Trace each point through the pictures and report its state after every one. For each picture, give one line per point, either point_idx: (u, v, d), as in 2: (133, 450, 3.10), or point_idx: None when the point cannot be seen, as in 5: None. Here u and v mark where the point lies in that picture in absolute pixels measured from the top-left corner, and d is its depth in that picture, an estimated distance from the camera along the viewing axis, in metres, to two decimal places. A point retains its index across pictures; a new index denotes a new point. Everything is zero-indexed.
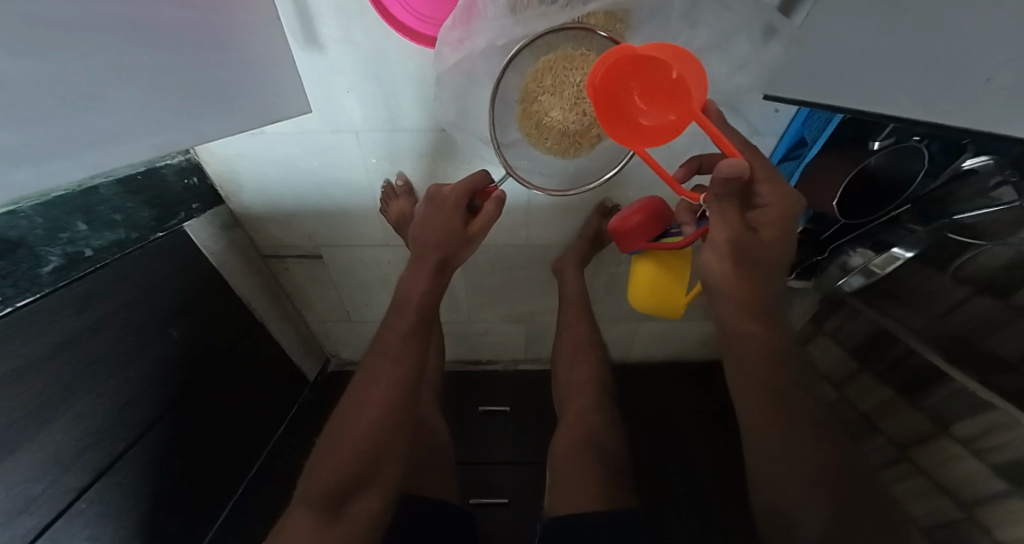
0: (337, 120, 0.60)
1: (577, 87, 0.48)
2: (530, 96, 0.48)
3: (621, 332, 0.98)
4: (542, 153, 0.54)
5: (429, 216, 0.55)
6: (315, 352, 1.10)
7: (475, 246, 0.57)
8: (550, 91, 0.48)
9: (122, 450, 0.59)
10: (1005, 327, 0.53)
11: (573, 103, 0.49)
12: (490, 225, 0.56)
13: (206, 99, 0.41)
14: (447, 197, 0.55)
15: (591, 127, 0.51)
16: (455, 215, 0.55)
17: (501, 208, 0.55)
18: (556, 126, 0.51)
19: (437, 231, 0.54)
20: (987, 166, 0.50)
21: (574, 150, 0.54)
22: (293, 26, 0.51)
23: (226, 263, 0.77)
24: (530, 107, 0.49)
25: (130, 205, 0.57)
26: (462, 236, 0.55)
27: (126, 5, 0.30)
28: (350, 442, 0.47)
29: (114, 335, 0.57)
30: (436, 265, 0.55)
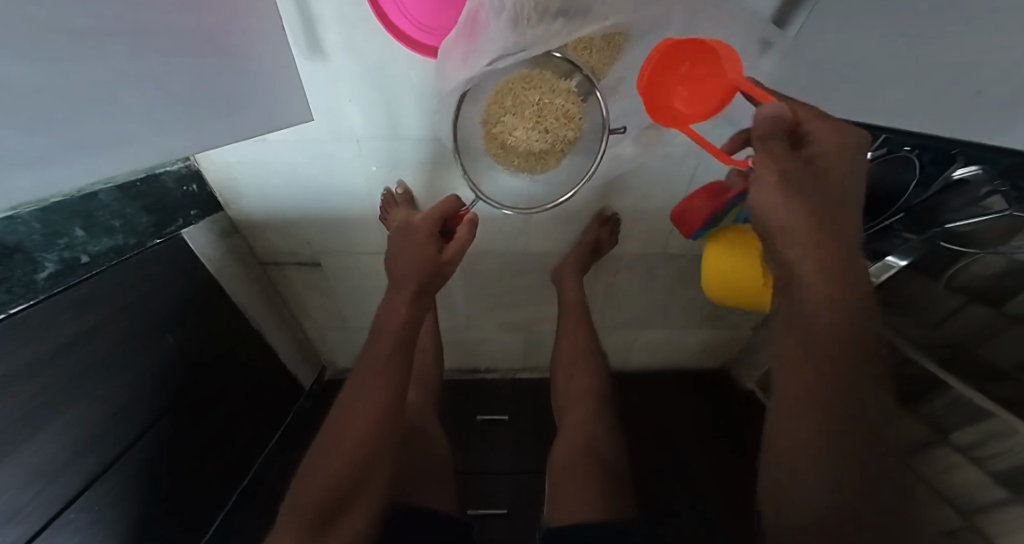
0: (338, 128, 0.61)
1: (536, 105, 0.51)
2: (492, 117, 0.52)
3: (619, 340, 0.98)
4: (511, 171, 0.57)
5: (402, 244, 0.54)
6: (311, 361, 1.09)
7: (450, 273, 0.55)
8: (511, 111, 0.52)
9: (113, 459, 0.58)
10: (1002, 334, 0.55)
11: (535, 121, 0.52)
12: (465, 250, 0.54)
13: (209, 107, 0.41)
14: (419, 225, 0.54)
15: (554, 145, 0.54)
16: (427, 242, 0.53)
17: (474, 231, 0.54)
18: (519, 145, 0.54)
19: (409, 258, 0.53)
20: (978, 176, 0.51)
21: (542, 168, 0.57)
22: (298, 37, 0.52)
23: (224, 270, 0.77)
24: (493, 128, 0.53)
25: (129, 211, 0.57)
26: (436, 261, 0.53)
27: (131, 15, 0.30)
28: (343, 452, 0.47)
29: (109, 341, 0.56)
30: (416, 288, 0.52)
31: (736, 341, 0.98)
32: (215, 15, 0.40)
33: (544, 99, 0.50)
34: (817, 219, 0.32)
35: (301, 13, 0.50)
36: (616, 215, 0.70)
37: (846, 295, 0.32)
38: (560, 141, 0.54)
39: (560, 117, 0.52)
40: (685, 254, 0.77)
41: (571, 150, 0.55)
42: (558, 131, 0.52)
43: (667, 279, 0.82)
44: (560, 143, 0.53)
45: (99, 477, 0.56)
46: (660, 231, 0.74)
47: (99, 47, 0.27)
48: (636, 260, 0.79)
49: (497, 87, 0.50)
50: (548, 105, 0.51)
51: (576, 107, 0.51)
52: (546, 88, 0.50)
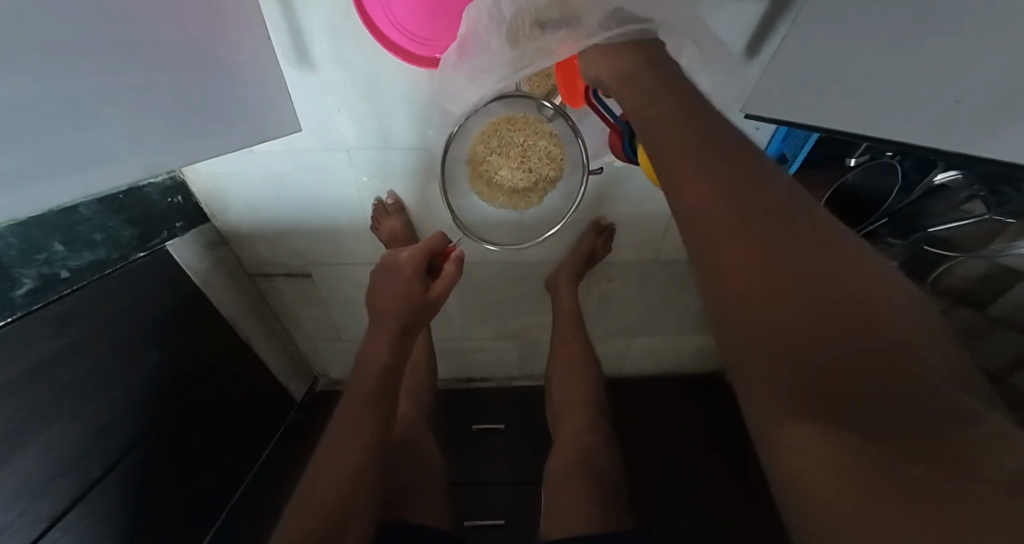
0: (329, 138, 0.60)
1: (521, 146, 0.60)
2: (479, 157, 0.61)
3: (613, 347, 0.98)
4: (496, 205, 0.65)
5: (386, 282, 0.54)
6: (303, 373, 1.08)
7: (437, 309, 0.55)
8: (498, 151, 0.60)
9: (96, 478, 0.56)
10: (988, 336, 0.58)
11: (520, 161, 0.61)
12: (451, 287, 0.55)
13: (198, 120, 0.41)
14: (404, 264, 0.54)
15: (537, 182, 0.63)
16: (412, 279, 0.53)
17: (460, 269, 0.55)
18: (504, 183, 0.63)
19: (392, 297, 0.52)
20: (957, 180, 0.52)
21: (525, 203, 0.65)
22: (284, 44, 0.52)
23: (212, 282, 0.75)
24: (480, 166, 0.62)
25: (112, 224, 0.56)
26: (422, 301, 0.53)
27: (116, 29, 0.30)
28: (333, 468, 0.45)
29: (93, 355, 0.55)
30: (400, 323, 0.52)
31: None
32: (204, 24, 0.40)
33: (528, 142, 0.60)
34: (671, 114, 0.34)
35: (289, 22, 0.50)
36: (612, 225, 0.72)
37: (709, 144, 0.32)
38: (541, 179, 0.63)
39: (541, 158, 0.61)
40: (677, 261, 0.78)
41: (551, 188, 0.64)
42: (540, 171, 0.62)
43: (660, 285, 0.83)
44: (543, 182, 0.63)
45: (82, 498, 0.54)
46: (653, 238, 0.74)
47: (76, 55, 0.27)
48: (630, 268, 0.80)
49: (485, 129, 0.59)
50: (532, 148, 0.60)
51: (556, 151, 0.61)
52: (530, 131, 0.59)
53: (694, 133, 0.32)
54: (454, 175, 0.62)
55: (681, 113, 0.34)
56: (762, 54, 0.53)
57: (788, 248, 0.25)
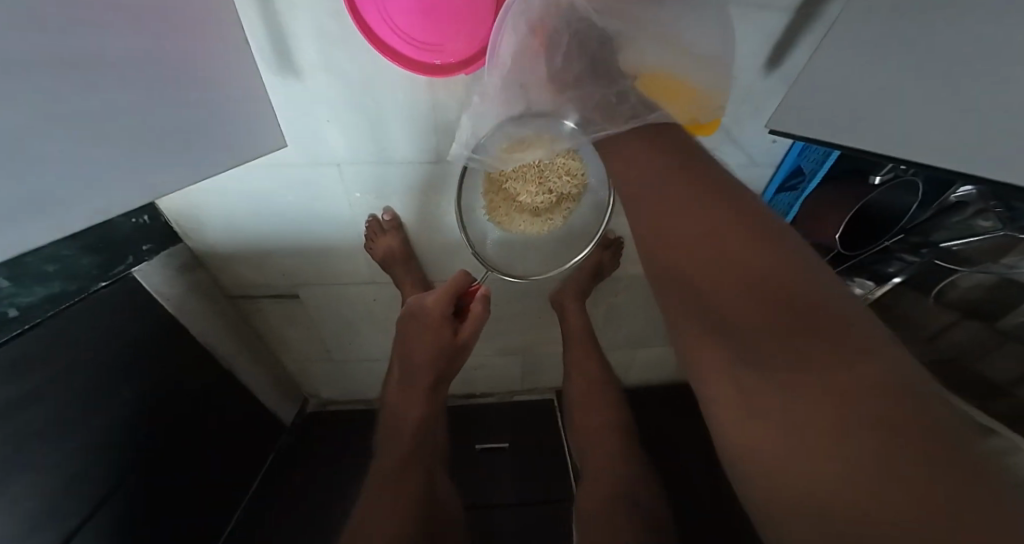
0: (317, 152, 0.55)
1: (536, 168, 0.55)
2: (494, 186, 0.57)
3: (618, 359, 0.96)
4: (520, 231, 0.62)
5: (414, 332, 0.50)
6: (291, 395, 1.01)
7: (467, 352, 0.52)
8: (513, 178, 0.56)
9: (65, 539, 0.50)
10: (994, 351, 0.55)
11: (539, 181, 0.57)
12: (480, 328, 0.51)
13: (167, 145, 0.35)
14: (431, 310, 0.49)
15: (560, 202, 0.59)
16: (441, 327, 0.49)
17: (488, 307, 0.50)
18: (525, 208, 0.59)
19: (424, 349, 0.50)
20: (973, 196, 0.53)
21: (548, 224, 0.61)
22: (264, 48, 0.46)
23: (186, 308, 0.68)
24: (496, 195, 0.58)
25: (67, 253, 0.48)
26: (452, 346, 0.50)
27: (68, 40, 0.24)
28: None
29: (57, 400, 0.48)
30: (433, 373, 0.52)
31: None
32: (174, 33, 0.34)
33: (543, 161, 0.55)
34: (667, 151, 0.36)
35: (269, 24, 0.44)
36: (620, 239, 0.70)
37: (673, 163, 0.35)
38: (564, 196, 0.58)
39: (561, 175, 0.56)
40: None
41: (575, 205, 0.60)
42: (562, 189, 0.57)
43: None
44: (567, 200, 0.59)
45: None
46: None
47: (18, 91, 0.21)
48: (637, 281, 0.78)
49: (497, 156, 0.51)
50: (547, 166, 0.55)
51: (574, 164, 0.56)
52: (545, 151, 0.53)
53: (695, 170, 0.34)
54: (471, 206, 0.59)
55: (674, 152, 0.36)
56: (782, 65, 0.51)
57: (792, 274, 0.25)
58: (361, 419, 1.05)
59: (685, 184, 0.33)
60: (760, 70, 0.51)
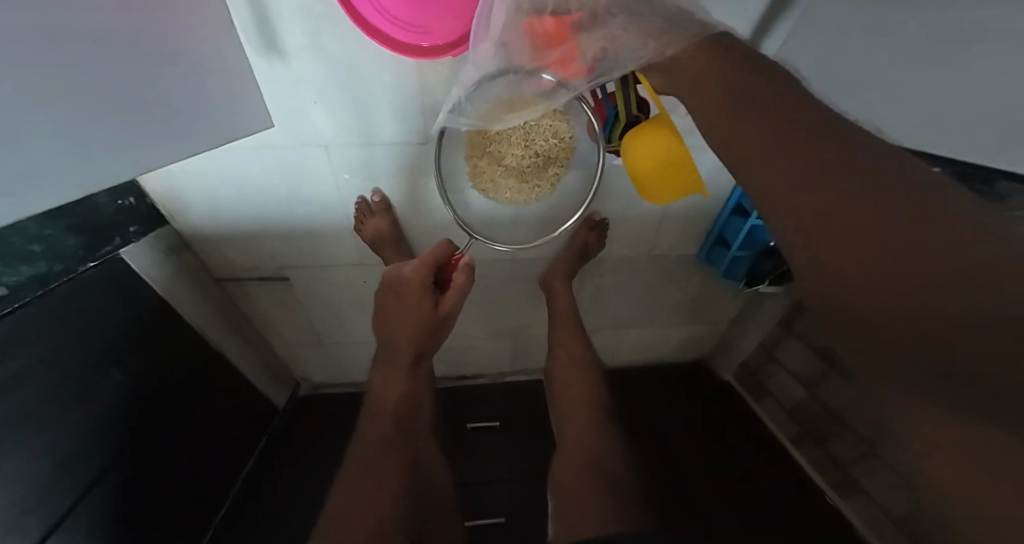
0: (303, 134, 0.55)
1: (523, 129, 0.53)
2: (478, 148, 0.55)
3: (605, 339, 0.99)
4: (505, 198, 0.61)
5: (395, 304, 0.48)
6: (284, 378, 1.02)
7: (451, 325, 0.49)
8: (498, 141, 0.54)
9: (58, 518, 0.51)
10: None
11: (526, 144, 0.54)
12: (463, 299, 0.47)
13: (146, 121, 0.35)
14: (410, 279, 0.47)
15: (547, 167, 0.57)
16: (421, 297, 0.46)
17: (472, 276, 0.46)
18: (511, 172, 0.57)
19: (404, 323, 0.48)
20: None
21: (535, 191, 0.60)
22: (249, 30, 0.45)
23: (174, 291, 0.68)
24: (480, 159, 0.56)
25: (52, 233, 0.47)
26: (433, 319, 0.47)
27: (61, 24, 0.25)
28: (335, 527, 0.39)
29: (49, 380, 0.49)
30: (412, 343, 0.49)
31: (713, 335, 1.02)
32: (161, 16, 0.34)
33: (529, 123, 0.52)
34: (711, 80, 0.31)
35: (252, 5, 0.43)
36: (606, 220, 0.71)
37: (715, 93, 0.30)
38: (551, 160, 0.56)
39: (548, 138, 0.53)
40: (668, 255, 0.79)
41: (563, 170, 0.57)
42: (549, 154, 0.55)
43: (652, 279, 0.83)
44: (554, 164, 0.56)
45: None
46: (647, 234, 0.75)
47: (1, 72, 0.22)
48: (622, 263, 0.80)
49: (484, 115, 0.48)
50: (534, 128, 0.53)
51: (562, 125, 0.52)
52: None
53: (748, 93, 0.29)
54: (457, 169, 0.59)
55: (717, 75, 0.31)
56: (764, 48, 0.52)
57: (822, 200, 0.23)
58: (354, 401, 1.07)
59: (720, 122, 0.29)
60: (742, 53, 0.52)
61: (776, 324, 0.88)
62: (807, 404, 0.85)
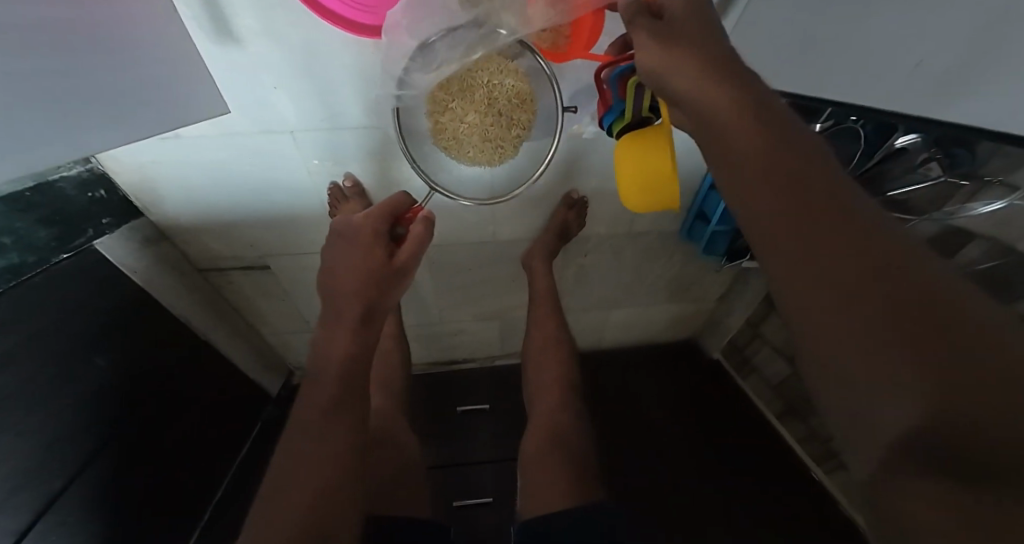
0: (267, 120, 0.54)
1: (487, 87, 0.48)
2: (440, 104, 0.49)
3: (591, 320, 0.99)
4: (466, 161, 0.54)
5: (343, 251, 0.47)
6: (275, 367, 1.04)
7: (405, 280, 0.48)
8: (460, 96, 0.48)
9: (48, 503, 0.52)
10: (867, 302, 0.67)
11: (486, 106, 0.50)
12: (419, 253, 0.48)
13: (82, 100, 0.35)
14: (362, 226, 0.47)
15: (509, 128, 0.51)
16: (374, 244, 0.47)
17: (429, 229, 0.48)
18: (474, 130, 0.51)
19: (351, 273, 0.45)
20: (917, 144, 0.47)
21: (499, 155, 0.53)
22: (198, 18, 0.44)
23: (155, 281, 0.70)
24: (441, 116, 0.49)
25: (22, 225, 0.48)
26: (387, 269, 0.46)
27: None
28: (281, 512, 0.37)
29: (30, 367, 0.50)
30: (371, 327, 0.45)
31: (701, 313, 1.01)
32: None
33: (493, 80, 0.48)
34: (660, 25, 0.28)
35: None
36: (584, 198, 0.70)
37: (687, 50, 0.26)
38: (513, 123, 0.51)
39: (510, 99, 0.49)
40: (649, 233, 0.78)
41: (526, 132, 0.52)
42: (512, 114, 0.50)
43: (633, 257, 0.83)
44: (517, 127, 0.51)
45: (35, 526, 0.51)
46: (625, 211, 0.74)
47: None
48: (603, 242, 0.79)
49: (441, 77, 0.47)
50: (497, 86, 0.48)
51: (524, 86, 0.49)
52: (495, 68, 0.47)
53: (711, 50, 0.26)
54: (416, 131, 0.51)
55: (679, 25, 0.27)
56: None
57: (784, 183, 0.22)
58: None
59: (671, 81, 0.27)
60: None
61: (762, 300, 0.87)
62: (793, 379, 0.84)
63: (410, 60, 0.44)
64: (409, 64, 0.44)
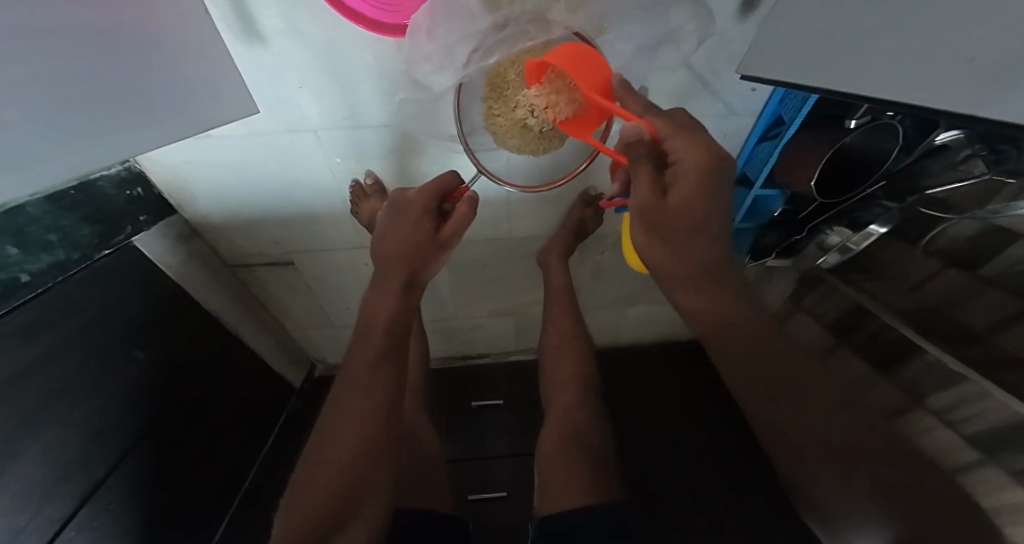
0: (292, 119, 0.56)
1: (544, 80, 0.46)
2: (496, 90, 0.47)
3: (606, 318, 0.99)
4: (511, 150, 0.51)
5: (393, 223, 0.48)
6: (297, 360, 1.08)
7: (449, 254, 0.49)
8: (516, 85, 0.46)
9: (92, 487, 0.55)
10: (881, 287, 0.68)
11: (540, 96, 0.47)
12: (463, 231, 0.48)
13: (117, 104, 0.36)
14: (414, 200, 0.48)
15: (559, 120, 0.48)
16: (422, 220, 0.47)
17: (474, 209, 0.47)
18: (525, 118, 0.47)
19: (400, 243, 0.47)
20: (959, 140, 0.47)
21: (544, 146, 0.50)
22: (227, 18, 0.45)
23: (188, 277, 0.73)
24: (495, 102, 0.47)
25: (67, 223, 0.50)
26: (431, 244, 0.47)
27: (31, 8, 0.26)
28: (299, 511, 0.37)
29: (71, 360, 0.52)
30: (392, 329, 0.46)
31: None
32: None
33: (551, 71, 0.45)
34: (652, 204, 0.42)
35: None
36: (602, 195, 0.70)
37: (654, 216, 0.42)
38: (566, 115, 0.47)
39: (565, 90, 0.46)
40: None
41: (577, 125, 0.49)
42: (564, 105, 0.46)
43: None
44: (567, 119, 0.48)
45: (79, 512, 0.53)
46: None
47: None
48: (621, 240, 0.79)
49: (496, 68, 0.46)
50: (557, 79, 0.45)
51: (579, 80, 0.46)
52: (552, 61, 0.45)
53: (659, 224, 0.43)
54: (468, 116, 0.49)
55: (660, 212, 0.42)
56: (759, 8, 0.48)
57: (789, 402, 0.39)
58: None
59: (647, 246, 0.45)
60: (735, 12, 0.48)
61: (786, 299, 0.88)
62: None
63: (427, 61, 0.46)
64: (429, 69, 0.46)
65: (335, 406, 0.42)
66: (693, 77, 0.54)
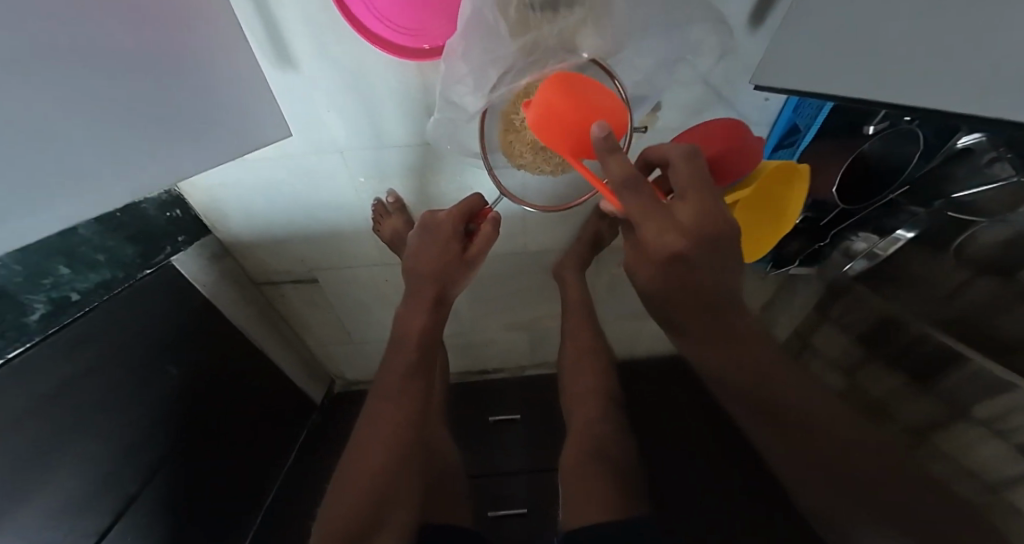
0: (319, 141, 0.59)
1: None
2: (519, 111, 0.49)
3: (624, 330, 0.98)
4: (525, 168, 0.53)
5: (423, 242, 0.49)
6: (318, 375, 1.09)
7: (475, 272, 0.50)
8: None
9: (125, 501, 0.56)
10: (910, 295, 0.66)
11: None
12: (488, 250, 0.49)
13: None
14: (443, 222, 0.49)
15: None
16: (450, 239, 0.48)
17: (497, 229, 0.48)
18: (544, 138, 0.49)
19: (430, 262, 0.48)
20: (981, 143, 0.47)
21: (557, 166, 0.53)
22: (262, 44, 0.49)
23: (220, 294, 0.76)
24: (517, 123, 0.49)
25: (112, 244, 0.54)
26: (458, 263, 0.48)
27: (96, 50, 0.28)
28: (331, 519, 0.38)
29: (109, 375, 0.54)
30: (416, 341, 0.47)
31: None
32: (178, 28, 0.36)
33: None
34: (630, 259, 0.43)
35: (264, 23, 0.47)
36: None
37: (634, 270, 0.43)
38: None
39: None
40: None
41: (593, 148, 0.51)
42: None
43: None
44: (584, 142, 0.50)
45: (112, 527, 0.55)
46: None
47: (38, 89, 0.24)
48: None
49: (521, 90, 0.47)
50: None
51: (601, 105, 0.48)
52: None
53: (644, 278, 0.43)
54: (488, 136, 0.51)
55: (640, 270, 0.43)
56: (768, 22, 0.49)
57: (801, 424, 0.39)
58: None
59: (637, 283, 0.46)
60: (745, 27, 0.49)
61: (811, 309, 0.85)
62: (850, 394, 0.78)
63: (461, 83, 0.47)
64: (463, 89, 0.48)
65: (369, 417, 0.43)
66: (707, 91, 0.55)
